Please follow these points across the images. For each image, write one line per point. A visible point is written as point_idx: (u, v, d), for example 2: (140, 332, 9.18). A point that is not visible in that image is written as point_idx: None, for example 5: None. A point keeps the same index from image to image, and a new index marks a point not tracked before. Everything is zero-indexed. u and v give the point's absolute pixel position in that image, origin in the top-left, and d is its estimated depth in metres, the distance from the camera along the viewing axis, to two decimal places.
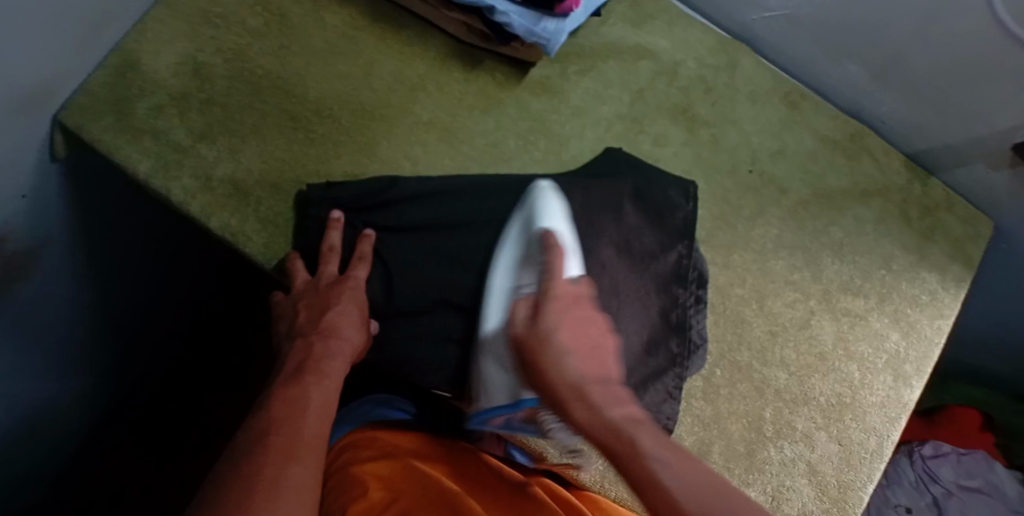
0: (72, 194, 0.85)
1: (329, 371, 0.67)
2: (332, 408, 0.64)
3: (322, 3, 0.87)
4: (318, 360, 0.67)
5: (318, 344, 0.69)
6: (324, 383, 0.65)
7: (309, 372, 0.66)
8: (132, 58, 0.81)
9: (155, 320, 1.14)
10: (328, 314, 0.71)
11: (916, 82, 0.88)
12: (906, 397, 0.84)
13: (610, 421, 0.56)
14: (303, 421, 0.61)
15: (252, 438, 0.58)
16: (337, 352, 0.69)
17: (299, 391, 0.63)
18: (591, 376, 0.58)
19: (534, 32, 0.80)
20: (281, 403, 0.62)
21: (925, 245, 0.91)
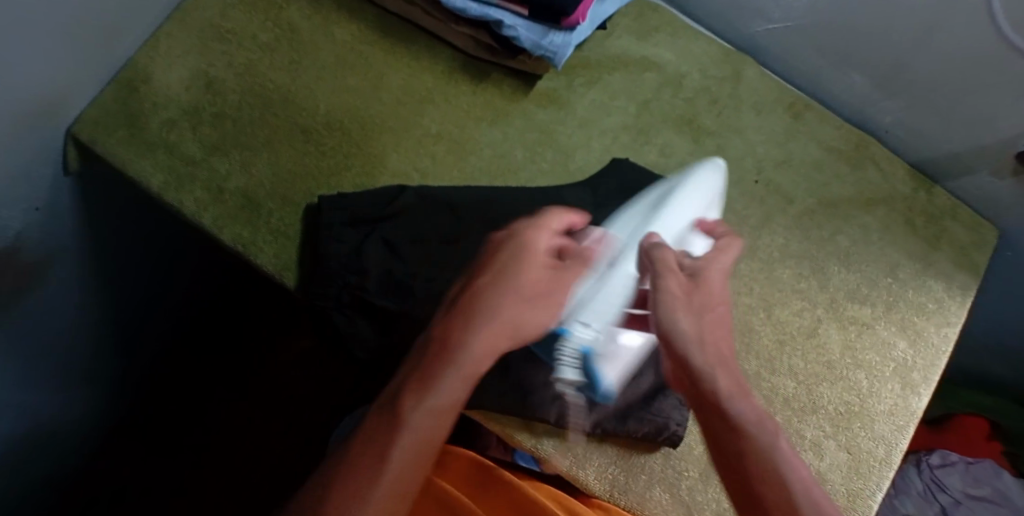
0: (84, 206, 0.87)
1: (468, 336, 0.61)
2: (468, 380, 0.60)
3: (331, 17, 0.89)
4: (454, 328, 0.61)
5: (473, 310, 0.62)
6: (458, 363, 0.60)
7: (490, 347, 0.61)
8: (144, 73, 0.83)
9: (155, 321, 1.13)
10: (513, 276, 0.63)
11: (920, 90, 0.89)
12: (915, 406, 0.85)
13: (735, 398, 0.62)
14: (438, 386, 0.59)
15: (372, 431, 0.58)
16: (509, 325, 0.62)
17: (441, 366, 0.59)
18: (717, 350, 0.66)
19: (541, 45, 0.81)
20: (411, 383, 0.59)
21: (930, 253, 0.91)
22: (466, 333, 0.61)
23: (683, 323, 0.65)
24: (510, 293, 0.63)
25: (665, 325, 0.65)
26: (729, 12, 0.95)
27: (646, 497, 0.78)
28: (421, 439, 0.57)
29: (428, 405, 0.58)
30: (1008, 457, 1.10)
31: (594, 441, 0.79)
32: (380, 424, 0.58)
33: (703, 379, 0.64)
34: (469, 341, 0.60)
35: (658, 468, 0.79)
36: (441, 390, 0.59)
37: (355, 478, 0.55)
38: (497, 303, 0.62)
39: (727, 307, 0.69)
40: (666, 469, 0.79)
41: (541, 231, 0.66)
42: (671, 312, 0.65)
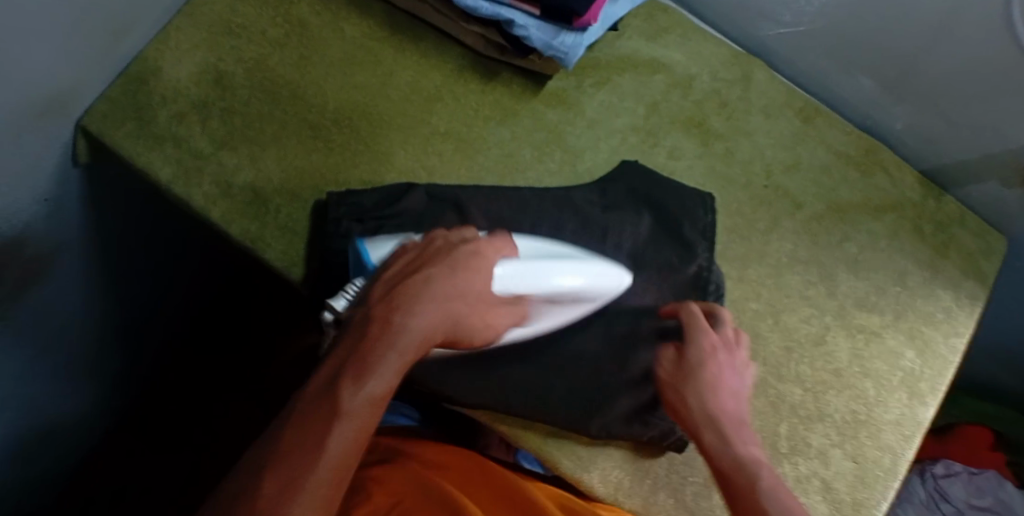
0: (91, 199, 0.86)
1: (393, 322, 0.64)
2: (396, 369, 0.62)
3: (340, 14, 0.88)
4: (387, 315, 0.64)
5: (400, 301, 0.65)
6: (394, 345, 0.63)
7: (417, 332, 0.64)
8: (153, 67, 0.83)
9: (158, 320, 1.13)
10: (433, 276, 0.68)
11: (932, 98, 0.88)
12: (922, 415, 0.84)
13: (728, 427, 0.72)
14: (343, 394, 0.59)
15: (297, 435, 0.57)
16: (434, 318, 0.66)
17: (367, 358, 0.61)
18: (725, 415, 0.73)
19: (552, 45, 0.81)
20: (333, 382, 0.60)
21: (939, 261, 0.91)
22: (394, 320, 0.64)
23: (716, 365, 0.75)
24: (438, 288, 0.67)
25: (699, 360, 0.75)
26: (740, 15, 0.95)
27: (650, 502, 0.77)
28: (358, 431, 0.59)
29: (359, 396, 0.59)
30: (1013, 468, 1.10)
31: (598, 445, 0.78)
32: (302, 423, 0.58)
33: (714, 409, 0.73)
34: (398, 327, 0.64)
35: (663, 473, 0.78)
36: (371, 386, 0.60)
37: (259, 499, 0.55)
38: (420, 295, 0.66)
39: (733, 375, 0.76)
40: (670, 474, 0.78)
41: (481, 258, 0.70)
42: (708, 352, 0.75)
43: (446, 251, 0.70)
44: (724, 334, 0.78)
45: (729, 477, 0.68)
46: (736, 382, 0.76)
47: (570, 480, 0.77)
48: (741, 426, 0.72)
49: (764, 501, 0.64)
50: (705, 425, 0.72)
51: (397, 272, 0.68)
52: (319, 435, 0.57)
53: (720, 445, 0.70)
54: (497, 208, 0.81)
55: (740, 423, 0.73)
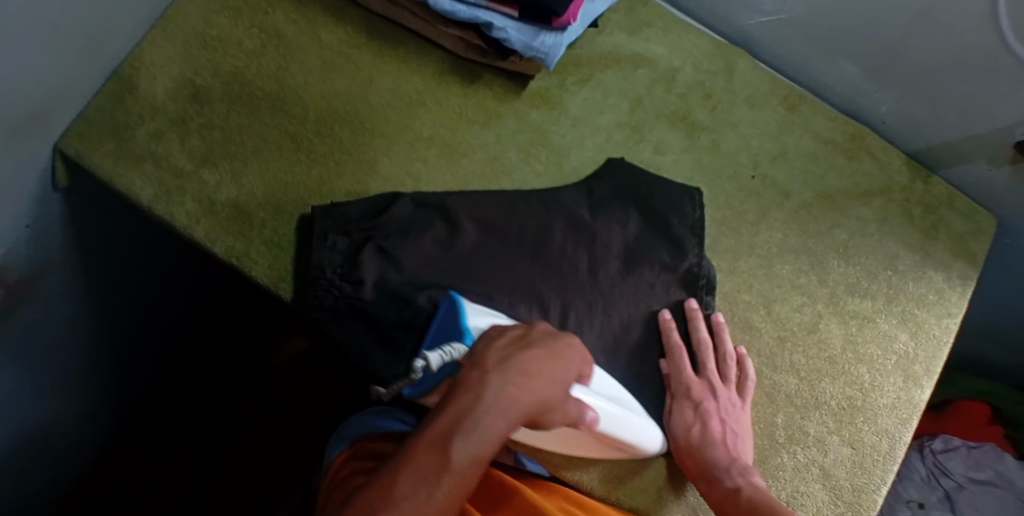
0: (72, 221, 0.85)
1: (484, 393, 0.56)
2: (494, 440, 0.55)
3: (317, 22, 0.87)
4: (467, 386, 0.57)
5: (500, 369, 0.58)
6: (469, 431, 0.54)
7: (500, 408, 0.56)
8: (128, 85, 0.81)
9: (151, 333, 1.12)
10: (530, 355, 0.60)
11: (915, 81, 0.88)
12: (917, 398, 0.84)
13: (721, 471, 0.72)
14: (452, 443, 0.54)
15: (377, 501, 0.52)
16: (521, 402, 0.57)
17: (449, 437, 0.54)
18: (717, 460, 0.73)
19: (532, 46, 0.80)
20: (434, 432, 0.55)
21: (929, 243, 0.91)
22: (473, 395, 0.56)
23: (700, 410, 0.76)
24: (529, 367, 0.59)
25: (682, 413, 0.76)
26: (721, 4, 0.94)
27: (651, 497, 0.77)
28: (449, 498, 0.53)
29: (453, 464, 0.54)
30: (1012, 442, 1.10)
31: None
32: (404, 479, 0.53)
33: (704, 453, 0.74)
34: (481, 393, 0.56)
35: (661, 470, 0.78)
36: (467, 447, 0.54)
37: None
38: (508, 368, 0.58)
39: (727, 414, 0.77)
40: (669, 470, 0.78)
41: (561, 340, 0.65)
42: (689, 400, 0.77)
43: (519, 346, 0.61)
44: (707, 371, 0.78)
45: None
46: (727, 417, 0.77)
47: (569, 482, 0.77)
48: (734, 462, 0.73)
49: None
50: (700, 473, 0.74)
51: (501, 346, 0.61)
52: (412, 492, 0.53)
53: (714, 485, 0.72)
54: (484, 214, 0.80)
55: (735, 459, 0.73)
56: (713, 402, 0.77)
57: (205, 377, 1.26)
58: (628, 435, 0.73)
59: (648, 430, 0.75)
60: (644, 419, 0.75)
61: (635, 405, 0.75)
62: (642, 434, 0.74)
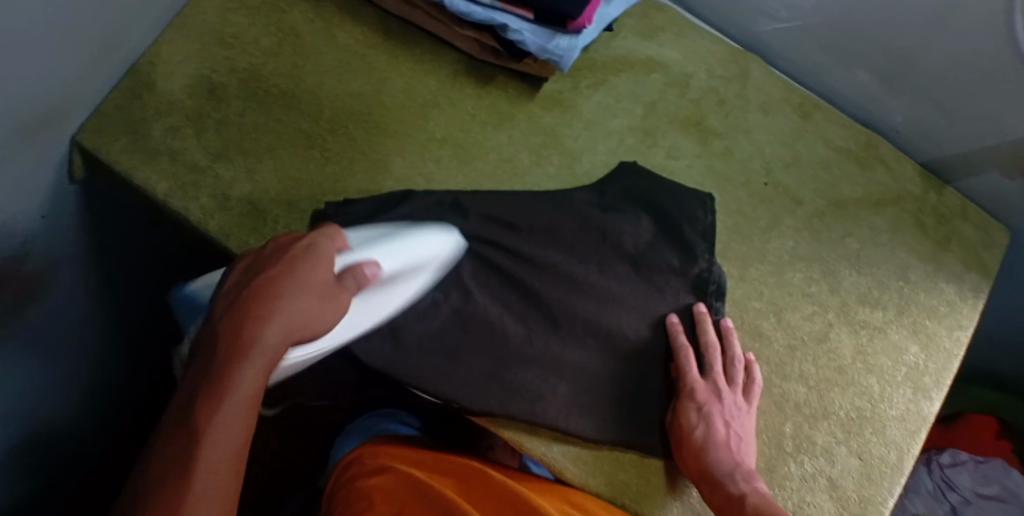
0: (86, 214, 0.86)
1: (244, 332, 0.56)
2: (258, 376, 0.55)
3: (332, 21, 0.88)
4: (256, 309, 0.57)
5: (257, 305, 0.57)
6: (243, 370, 0.54)
7: (270, 344, 0.56)
8: (145, 81, 0.82)
9: (155, 329, 1.11)
10: (268, 277, 0.59)
11: (930, 91, 0.88)
12: (926, 410, 0.84)
13: (725, 474, 0.72)
14: (241, 371, 0.54)
15: (178, 445, 0.52)
16: (298, 318, 0.58)
17: (232, 365, 0.54)
18: (722, 463, 0.73)
19: (547, 49, 0.80)
20: (205, 366, 0.55)
21: (941, 254, 0.90)
22: (247, 336, 0.56)
23: (704, 414, 0.75)
24: (299, 280, 0.59)
25: (685, 413, 0.75)
26: (736, 11, 0.94)
27: (656, 503, 0.77)
28: (235, 421, 0.53)
29: (222, 408, 0.53)
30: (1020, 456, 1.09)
31: (603, 450, 0.78)
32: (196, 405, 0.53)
33: (707, 459, 0.73)
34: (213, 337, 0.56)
35: (669, 477, 0.78)
36: (246, 372, 0.55)
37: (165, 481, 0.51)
38: (268, 302, 0.58)
39: (730, 415, 0.76)
40: (675, 476, 0.78)
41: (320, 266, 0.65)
42: (693, 402, 0.75)
43: (294, 240, 0.63)
44: (713, 374, 0.77)
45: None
46: (730, 421, 0.75)
47: (576, 485, 0.77)
48: (737, 469, 0.72)
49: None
50: (705, 479, 0.73)
51: (229, 287, 0.60)
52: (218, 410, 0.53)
53: (717, 488, 0.71)
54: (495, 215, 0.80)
55: (738, 466, 0.72)
56: (717, 405, 0.76)
57: None
58: (426, 259, 0.72)
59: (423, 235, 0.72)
60: (416, 231, 0.72)
61: (421, 231, 0.72)
62: (425, 242, 0.72)
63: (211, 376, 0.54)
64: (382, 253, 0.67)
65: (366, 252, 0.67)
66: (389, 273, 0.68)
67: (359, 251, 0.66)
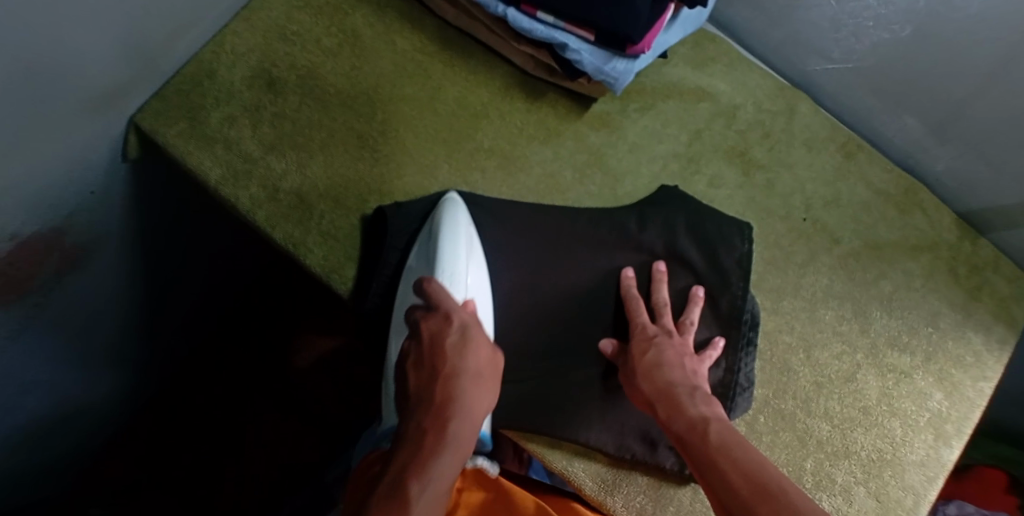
0: (133, 194, 0.88)
1: (426, 428, 0.65)
2: (452, 465, 0.63)
3: (394, 26, 0.90)
4: (450, 367, 0.68)
5: (448, 360, 0.68)
6: (427, 470, 0.62)
7: (450, 433, 0.65)
8: (207, 68, 0.84)
9: (179, 310, 1.11)
10: (446, 375, 0.68)
11: (975, 144, 0.88)
12: (946, 457, 0.84)
13: (680, 395, 0.72)
14: (462, 424, 0.66)
15: (430, 481, 0.62)
16: (473, 414, 0.67)
17: (426, 461, 0.62)
18: (681, 387, 0.73)
19: (603, 71, 0.81)
20: (439, 406, 0.66)
21: (972, 304, 0.91)
22: (449, 423, 0.65)
23: (660, 350, 0.76)
24: (467, 378, 0.68)
25: (642, 344, 0.76)
26: (789, 47, 0.95)
27: None
28: (444, 476, 0.62)
29: (413, 499, 0.60)
30: None
31: (624, 469, 0.80)
32: (447, 447, 0.64)
33: (661, 381, 0.73)
34: (420, 427, 0.65)
35: (687, 502, 0.80)
36: (464, 427, 0.66)
37: (388, 512, 0.59)
38: (449, 401, 0.66)
39: (686, 352, 0.77)
40: (695, 502, 0.80)
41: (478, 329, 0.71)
42: (646, 339, 0.77)
43: (446, 322, 0.70)
44: (661, 321, 0.79)
45: (688, 447, 0.68)
46: (686, 358, 0.77)
47: (594, 502, 0.79)
48: (692, 393, 0.73)
49: (721, 463, 0.64)
50: (662, 398, 0.73)
51: (418, 382, 0.68)
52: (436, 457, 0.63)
53: (675, 414, 0.71)
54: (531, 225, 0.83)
55: (694, 390, 0.73)
56: (675, 342, 0.77)
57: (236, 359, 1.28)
58: (469, 231, 0.78)
59: (451, 211, 0.78)
60: (439, 227, 0.76)
61: (438, 220, 0.77)
62: (454, 218, 0.77)
63: (414, 457, 0.63)
64: (451, 255, 0.74)
65: (448, 270, 0.73)
66: (475, 276, 0.76)
67: (443, 278, 0.73)
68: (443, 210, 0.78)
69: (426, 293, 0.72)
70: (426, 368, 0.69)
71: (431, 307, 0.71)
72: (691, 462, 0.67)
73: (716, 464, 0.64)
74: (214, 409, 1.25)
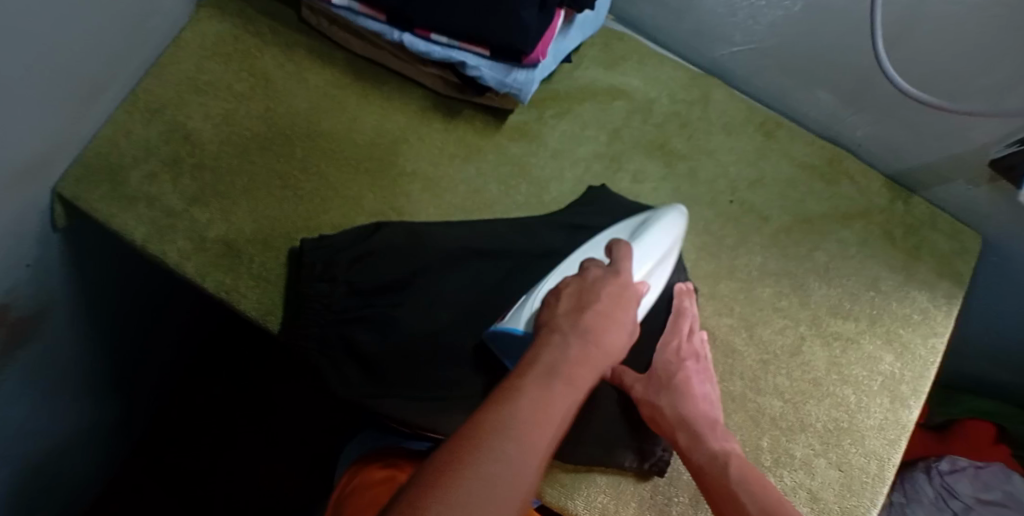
0: (72, 263, 0.89)
1: (570, 347, 0.64)
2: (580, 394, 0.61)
3: (304, 64, 0.91)
4: (604, 306, 0.69)
5: (604, 302, 0.69)
6: (564, 383, 0.60)
7: (587, 358, 0.64)
8: (124, 128, 0.85)
9: (149, 361, 1.15)
10: (599, 310, 0.68)
11: (888, 104, 0.89)
12: (905, 418, 0.84)
13: (705, 426, 0.75)
14: (596, 358, 0.64)
15: (565, 392, 0.59)
16: (609, 352, 0.66)
17: (563, 372, 0.61)
18: (701, 417, 0.75)
19: (505, 83, 0.83)
20: (584, 334, 0.65)
21: (911, 264, 0.91)
22: (585, 350, 0.64)
23: (677, 377, 0.78)
24: (615, 320, 0.68)
25: (665, 375, 0.78)
26: (694, 38, 0.96)
27: None
28: (572, 398, 0.60)
29: (553, 405, 0.57)
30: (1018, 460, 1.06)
31: (582, 472, 0.80)
32: (581, 371, 0.62)
33: (683, 408, 0.76)
34: (565, 343, 0.64)
35: (648, 496, 0.80)
36: (593, 364, 0.64)
37: (523, 401, 0.56)
38: (594, 329, 0.66)
39: (706, 384, 0.79)
40: (654, 496, 0.80)
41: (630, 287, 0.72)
42: (670, 364, 0.79)
43: (613, 273, 0.73)
44: (680, 340, 0.81)
45: (707, 480, 0.71)
46: (702, 382, 0.79)
47: (554, 508, 0.79)
48: (714, 427, 0.75)
49: (742, 498, 0.68)
50: (683, 428, 0.75)
51: (567, 309, 0.68)
52: (577, 376, 0.62)
53: (697, 446, 0.73)
54: (466, 233, 0.84)
55: (716, 424, 0.75)
56: (693, 366, 0.80)
57: (219, 380, 1.28)
58: (674, 247, 0.81)
59: (663, 215, 0.82)
60: (653, 222, 0.81)
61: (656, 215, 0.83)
62: (669, 221, 0.82)
63: (553, 367, 0.61)
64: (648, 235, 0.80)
65: (645, 245, 0.79)
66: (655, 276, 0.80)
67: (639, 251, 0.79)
68: (660, 216, 0.82)
69: (611, 253, 0.76)
70: (580, 302, 0.69)
71: (610, 264, 0.75)
72: (708, 496, 0.70)
73: (737, 499, 0.68)
74: (201, 430, 1.24)
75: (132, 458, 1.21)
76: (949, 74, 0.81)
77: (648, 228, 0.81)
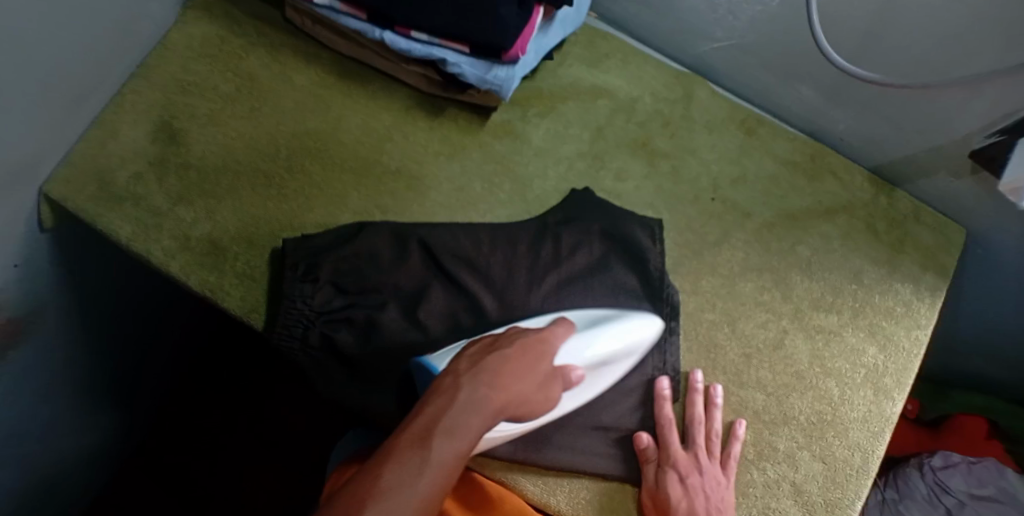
0: (61, 267, 0.89)
1: (463, 392, 0.63)
2: (471, 440, 0.60)
3: (289, 64, 0.92)
4: (510, 353, 0.68)
5: (511, 351, 0.69)
6: (446, 432, 0.59)
7: (481, 404, 0.63)
8: (111, 129, 0.86)
9: (153, 359, 1.17)
10: (504, 356, 0.68)
11: (869, 98, 0.89)
12: (889, 411, 0.85)
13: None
14: (493, 399, 0.64)
15: (449, 443, 0.59)
16: (511, 397, 0.66)
17: (451, 419, 0.60)
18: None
19: (487, 79, 0.83)
20: (487, 376, 0.65)
21: (894, 257, 0.92)
22: (484, 395, 0.63)
23: (688, 485, 0.76)
24: (518, 369, 0.68)
25: (671, 477, 0.77)
26: (676, 35, 0.97)
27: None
28: (455, 450, 0.59)
29: (433, 460, 0.57)
30: (1012, 456, 1.06)
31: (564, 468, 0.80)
32: (477, 416, 0.62)
33: (688, 509, 0.75)
34: (458, 386, 0.63)
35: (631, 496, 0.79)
36: (491, 407, 0.63)
37: (394, 461, 0.57)
38: (495, 374, 0.66)
39: (716, 479, 0.78)
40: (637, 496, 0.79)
41: (547, 344, 0.73)
42: (675, 462, 0.77)
43: (531, 330, 0.74)
44: (694, 444, 0.79)
45: None
46: (712, 477, 0.77)
47: (537, 504, 0.79)
48: None
49: None
50: None
51: (473, 354, 0.68)
52: (469, 422, 0.61)
53: None
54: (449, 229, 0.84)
55: None
56: (700, 463, 0.78)
57: (215, 384, 1.30)
58: (628, 354, 0.79)
59: (613, 324, 0.79)
60: (613, 319, 0.79)
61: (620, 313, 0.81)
62: (617, 331, 0.79)
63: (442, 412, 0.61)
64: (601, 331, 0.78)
65: (592, 337, 0.77)
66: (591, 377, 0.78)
67: (582, 340, 0.77)
68: (625, 318, 0.80)
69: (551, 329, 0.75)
70: (486, 350, 0.69)
71: (539, 331, 0.75)
72: None
73: None
74: (199, 430, 1.26)
75: (130, 457, 1.23)
76: (929, 67, 0.82)
77: (605, 323, 0.79)
